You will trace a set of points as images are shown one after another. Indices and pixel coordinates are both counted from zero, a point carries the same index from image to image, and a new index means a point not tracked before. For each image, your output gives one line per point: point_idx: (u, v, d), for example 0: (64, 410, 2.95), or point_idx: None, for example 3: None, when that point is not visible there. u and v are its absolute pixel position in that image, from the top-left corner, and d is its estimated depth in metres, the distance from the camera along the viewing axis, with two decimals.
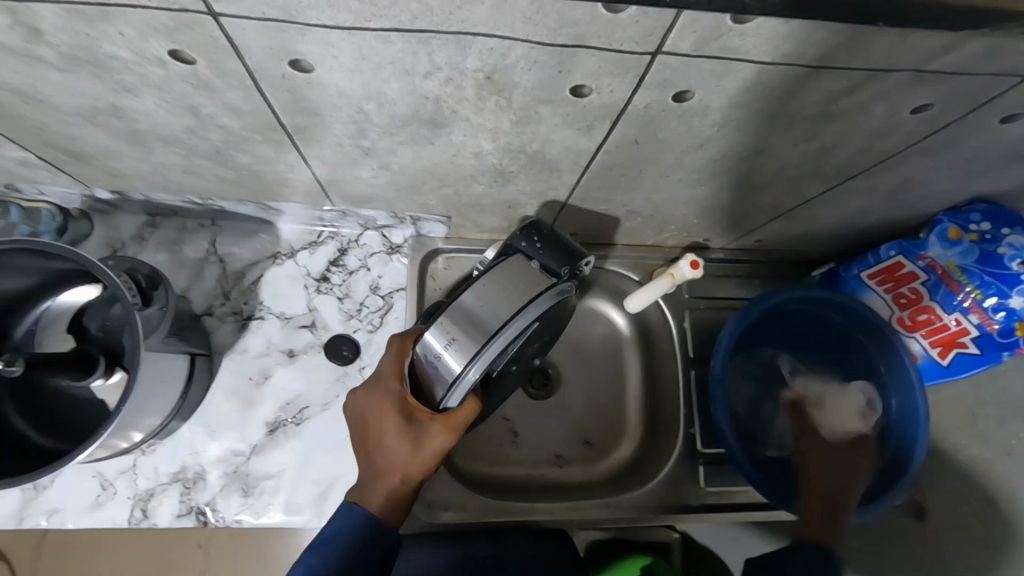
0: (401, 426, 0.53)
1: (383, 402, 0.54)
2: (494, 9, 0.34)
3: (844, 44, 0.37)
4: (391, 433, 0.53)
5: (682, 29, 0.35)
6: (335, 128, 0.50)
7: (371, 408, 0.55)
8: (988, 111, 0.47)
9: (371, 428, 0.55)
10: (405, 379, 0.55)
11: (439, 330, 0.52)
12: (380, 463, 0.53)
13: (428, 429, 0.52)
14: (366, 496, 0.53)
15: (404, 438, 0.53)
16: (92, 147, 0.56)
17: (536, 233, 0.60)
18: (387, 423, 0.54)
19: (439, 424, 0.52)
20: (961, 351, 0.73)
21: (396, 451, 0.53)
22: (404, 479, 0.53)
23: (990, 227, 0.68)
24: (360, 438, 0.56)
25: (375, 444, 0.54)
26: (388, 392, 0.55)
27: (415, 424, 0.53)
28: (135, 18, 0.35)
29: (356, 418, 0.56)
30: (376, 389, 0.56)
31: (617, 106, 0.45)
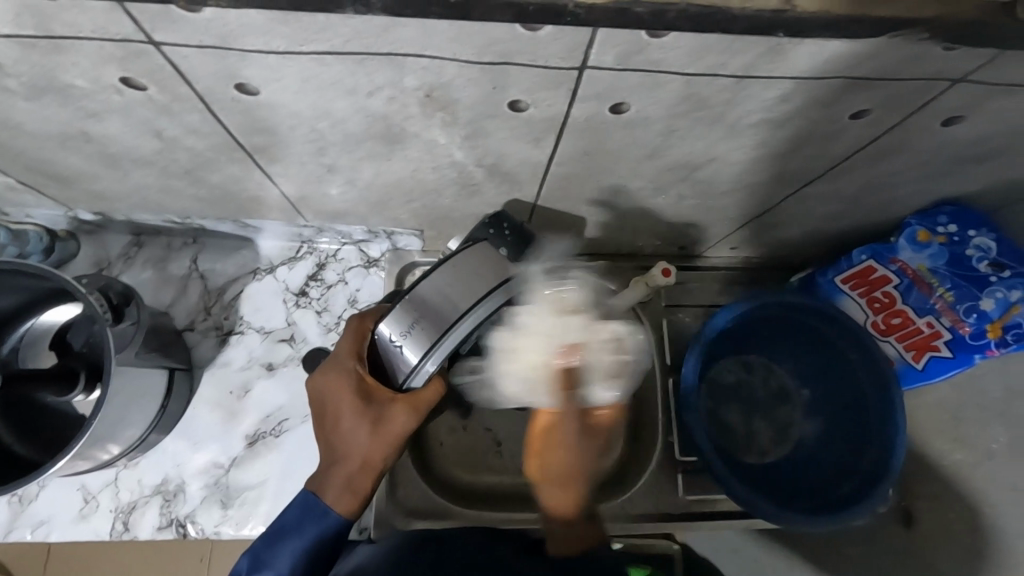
0: (360, 408, 0.57)
1: (342, 384, 0.58)
2: (419, 32, 0.36)
3: (765, 55, 0.38)
4: (350, 415, 0.57)
5: (604, 45, 0.37)
6: (295, 147, 0.52)
7: (329, 389, 0.58)
8: (927, 114, 0.47)
9: (330, 408, 0.58)
10: (362, 359, 0.59)
11: (396, 319, 0.56)
12: (342, 442, 0.58)
13: (388, 411, 0.57)
14: (327, 480, 0.57)
15: (364, 421, 0.57)
16: (70, 171, 0.58)
17: (505, 220, 0.60)
18: (346, 405, 0.57)
19: (399, 406, 0.57)
20: (933, 355, 0.70)
21: (358, 432, 0.57)
22: (364, 460, 0.58)
23: (957, 229, 0.69)
24: (321, 418, 0.59)
25: (338, 425, 0.58)
26: (346, 373, 0.58)
27: (373, 407, 0.57)
28: (84, 49, 0.37)
29: (316, 397, 0.59)
30: (334, 370, 0.59)
31: (560, 119, 0.46)
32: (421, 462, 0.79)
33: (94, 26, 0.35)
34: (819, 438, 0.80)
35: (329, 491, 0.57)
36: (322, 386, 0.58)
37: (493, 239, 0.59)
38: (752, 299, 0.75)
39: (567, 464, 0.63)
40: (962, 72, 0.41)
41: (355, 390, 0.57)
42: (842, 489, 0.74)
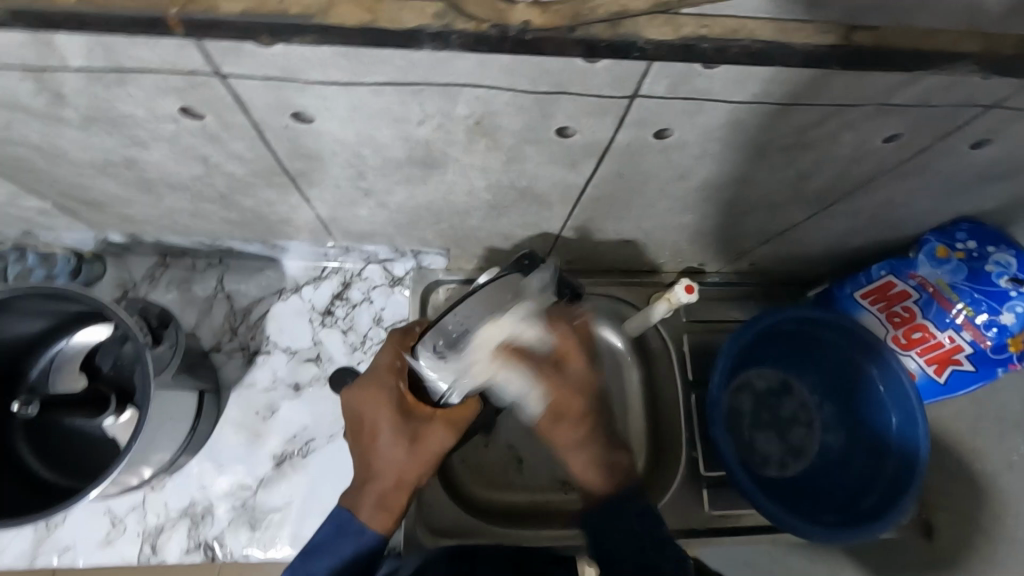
0: (400, 424, 0.56)
1: (382, 398, 0.57)
2: (478, 64, 0.37)
3: (808, 83, 0.39)
4: (389, 430, 0.56)
5: (655, 75, 0.38)
6: (335, 171, 0.53)
7: (367, 404, 0.57)
8: (957, 137, 0.49)
9: (368, 423, 0.57)
10: (401, 376, 0.58)
11: (433, 339, 0.56)
12: (375, 458, 0.57)
13: (429, 427, 0.57)
14: (359, 500, 0.56)
15: (402, 435, 0.56)
16: (107, 195, 0.59)
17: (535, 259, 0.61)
18: (386, 419, 0.57)
19: (440, 424, 0.57)
20: (956, 369, 0.72)
21: (394, 448, 0.56)
22: (399, 478, 0.56)
23: (976, 245, 0.70)
24: (358, 432, 0.58)
25: (373, 440, 0.57)
26: (385, 387, 0.57)
27: (412, 421, 0.57)
28: (150, 81, 0.38)
29: (352, 414, 0.58)
30: (371, 385, 0.58)
31: (601, 144, 0.47)
32: (446, 481, 0.79)
33: (164, 60, 0.36)
34: (841, 453, 0.80)
35: (363, 511, 0.56)
36: (360, 403, 0.58)
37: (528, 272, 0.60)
38: (770, 315, 0.76)
39: (568, 438, 0.60)
40: (994, 99, 0.43)
41: (396, 404, 0.57)
42: (864, 502, 0.74)
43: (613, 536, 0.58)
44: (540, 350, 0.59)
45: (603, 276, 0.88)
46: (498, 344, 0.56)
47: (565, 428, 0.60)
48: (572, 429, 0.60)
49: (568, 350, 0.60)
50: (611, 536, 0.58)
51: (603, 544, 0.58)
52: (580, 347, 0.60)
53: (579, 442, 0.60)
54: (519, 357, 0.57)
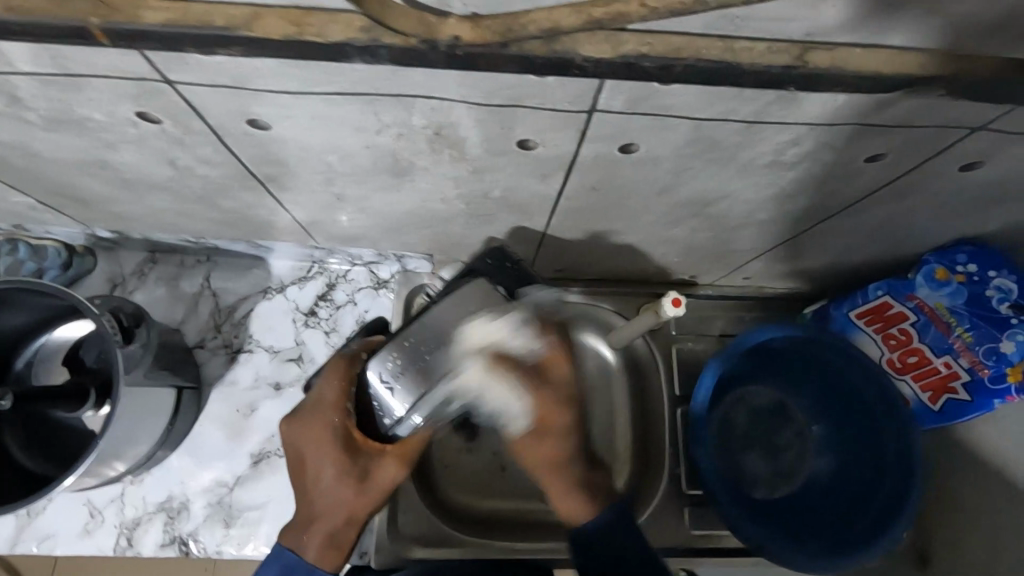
0: (345, 463, 0.51)
1: (326, 434, 0.52)
2: (428, 76, 0.36)
3: (775, 102, 0.37)
4: (335, 470, 0.51)
5: (612, 90, 0.37)
6: (305, 177, 0.52)
7: (312, 439, 0.52)
8: (947, 158, 0.46)
9: (312, 460, 0.52)
10: (348, 410, 0.52)
11: (385, 357, 0.50)
12: (321, 497, 0.52)
13: (377, 461, 0.51)
14: (303, 539, 0.52)
15: (349, 475, 0.51)
16: (87, 194, 0.59)
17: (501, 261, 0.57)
18: (331, 458, 0.51)
19: (391, 458, 0.52)
20: (951, 398, 0.68)
21: (341, 486, 0.51)
22: (349, 514, 0.52)
23: (977, 269, 0.67)
24: (305, 468, 0.54)
25: (319, 477, 0.52)
26: (331, 423, 0.51)
27: (360, 459, 0.51)
28: (102, 86, 0.38)
29: (297, 446, 0.53)
30: (317, 418, 0.52)
31: (568, 157, 0.46)
32: (426, 485, 0.78)
33: (111, 66, 0.36)
34: (833, 477, 0.77)
35: (310, 551, 0.51)
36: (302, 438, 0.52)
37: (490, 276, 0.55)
38: (757, 332, 0.73)
39: (545, 454, 0.57)
40: (981, 121, 0.40)
41: (340, 439, 0.51)
42: (855, 528, 0.71)
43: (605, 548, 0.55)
44: (528, 361, 0.55)
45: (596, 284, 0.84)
46: (479, 351, 0.52)
47: (545, 443, 0.57)
48: (555, 443, 0.57)
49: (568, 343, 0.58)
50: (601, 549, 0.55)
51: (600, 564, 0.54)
52: (564, 355, 0.57)
53: (563, 462, 0.57)
54: (507, 366, 0.53)
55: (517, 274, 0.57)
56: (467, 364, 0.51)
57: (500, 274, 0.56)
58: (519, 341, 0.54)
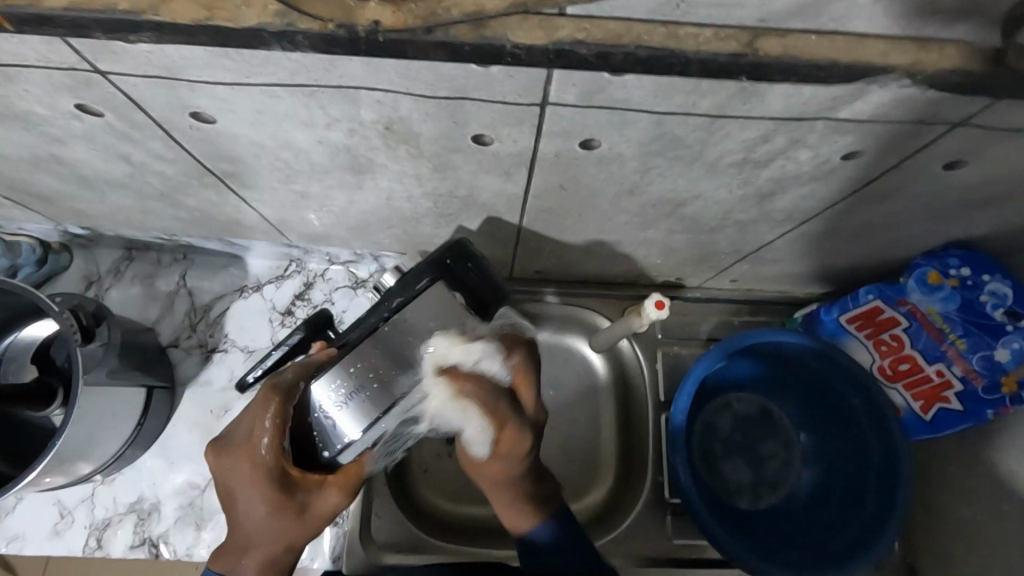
0: (281, 500, 0.46)
1: (257, 469, 0.46)
2: (366, 67, 0.34)
3: (737, 95, 0.35)
4: (267, 506, 0.46)
5: (561, 83, 0.35)
6: (262, 174, 0.50)
7: (240, 472, 0.46)
8: (929, 156, 0.44)
9: (241, 494, 0.47)
10: (282, 443, 0.45)
11: (337, 373, 0.44)
12: (254, 530, 0.47)
13: (318, 493, 0.47)
14: (239, 565, 0.49)
15: (286, 511, 0.46)
16: (50, 190, 0.59)
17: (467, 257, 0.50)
18: (262, 495, 0.46)
19: (334, 486, 0.47)
20: (943, 407, 0.66)
21: (277, 520, 0.47)
22: (289, 541, 0.48)
23: (970, 272, 0.63)
24: (235, 496, 0.48)
25: (250, 511, 0.47)
26: (261, 458, 0.45)
27: (296, 495, 0.46)
28: (35, 78, 0.37)
29: (223, 474, 0.47)
30: (245, 451, 0.46)
31: (528, 154, 0.44)
32: (401, 488, 0.76)
33: (39, 55, 0.34)
34: (815, 488, 0.75)
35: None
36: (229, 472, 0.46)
37: (453, 276, 0.49)
38: (750, 336, 0.69)
39: (494, 470, 0.56)
40: (962, 116, 0.38)
41: (274, 473, 0.46)
42: (836, 542, 0.69)
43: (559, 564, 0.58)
44: (496, 383, 0.51)
45: (582, 287, 0.81)
46: (441, 372, 0.48)
47: (495, 463, 0.55)
48: (506, 464, 0.55)
49: (523, 375, 0.53)
50: (555, 563, 0.58)
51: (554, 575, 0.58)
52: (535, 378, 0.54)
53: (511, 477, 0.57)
54: (469, 388, 0.49)
55: (479, 274, 0.50)
56: (429, 384, 0.47)
57: (459, 275, 0.49)
58: (486, 363, 0.50)
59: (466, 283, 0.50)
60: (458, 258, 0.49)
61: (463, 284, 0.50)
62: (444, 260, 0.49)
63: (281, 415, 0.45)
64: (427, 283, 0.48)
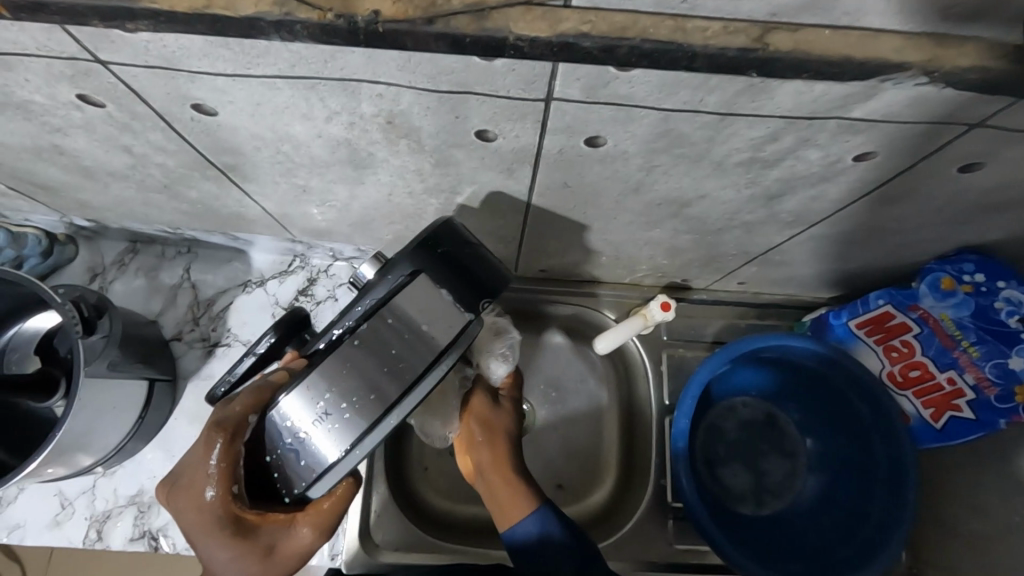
0: (240, 545, 0.41)
1: (203, 519, 0.41)
2: (367, 59, 0.33)
3: (744, 92, 0.34)
4: (225, 553, 0.41)
5: (565, 77, 0.34)
6: (263, 168, 0.50)
7: (188, 522, 0.42)
8: (941, 159, 0.43)
9: (196, 545, 0.42)
10: (233, 482, 0.41)
11: (306, 398, 0.40)
12: None
13: (285, 528, 0.42)
14: None
15: (247, 557, 0.41)
16: (54, 181, 0.59)
17: (446, 242, 0.44)
18: (216, 543, 0.41)
19: (303, 515, 0.43)
20: (954, 416, 0.64)
21: (240, 570, 0.42)
22: None
23: (985, 278, 0.62)
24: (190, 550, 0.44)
25: (209, 561, 0.42)
26: (209, 503, 0.41)
27: (259, 536, 0.42)
28: (34, 66, 0.37)
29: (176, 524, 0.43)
30: (189, 499, 0.42)
31: (530, 150, 0.43)
32: (399, 485, 0.75)
33: (38, 44, 0.34)
34: (820, 495, 0.73)
35: None
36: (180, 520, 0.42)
37: (438, 267, 0.43)
38: (758, 340, 0.68)
39: (501, 423, 0.60)
40: (979, 116, 0.37)
41: (225, 519, 0.41)
42: (839, 553, 0.68)
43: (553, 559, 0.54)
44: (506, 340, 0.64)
45: (562, 286, 0.80)
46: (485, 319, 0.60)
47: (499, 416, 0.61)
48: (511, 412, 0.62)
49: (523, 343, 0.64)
50: (547, 557, 0.55)
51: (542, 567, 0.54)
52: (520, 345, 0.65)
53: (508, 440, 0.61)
54: None
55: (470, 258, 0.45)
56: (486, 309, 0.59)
57: (447, 260, 0.44)
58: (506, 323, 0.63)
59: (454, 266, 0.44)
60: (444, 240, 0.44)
61: (454, 273, 0.43)
62: (429, 243, 0.43)
63: (229, 453, 0.41)
64: (406, 279, 0.42)
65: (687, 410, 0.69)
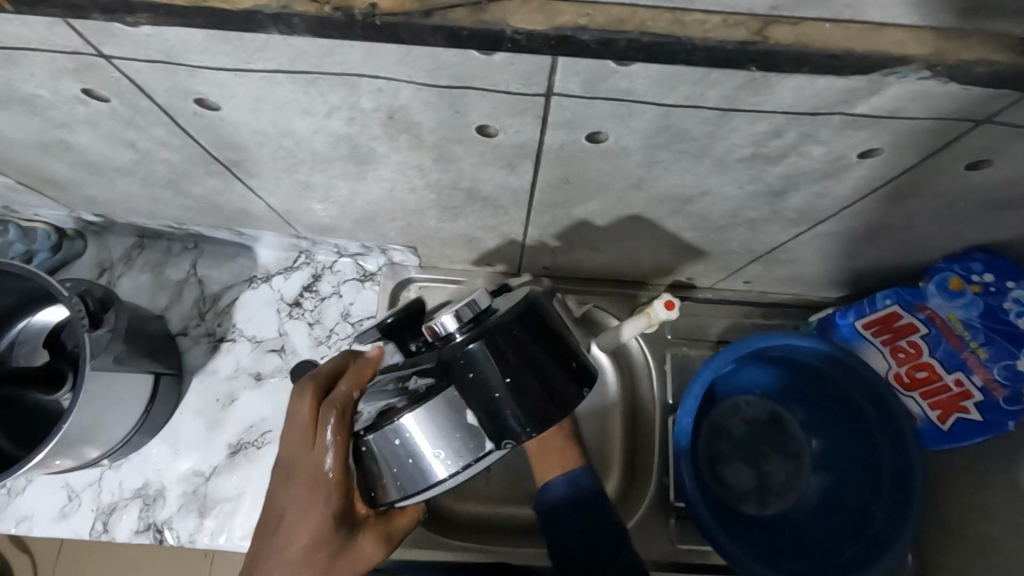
0: (331, 524, 0.47)
1: (318, 486, 0.46)
2: (366, 53, 0.33)
3: (746, 87, 0.34)
4: (316, 528, 0.46)
5: (565, 72, 0.34)
6: (266, 163, 0.50)
7: (299, 487, 0.47)
8: (947, 156, 0.42)
9: (294, 510, 0.47)
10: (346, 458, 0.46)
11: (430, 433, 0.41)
12: (291, 555, 0.47)
13: (352, 542, 0.48)
14: None
15: (327, 539, 0.47)
16: (62, 176, 0.59)
17: (519, 335, 0.41)
18: (314, 515, 0.47)
19: (369, 532, 0.49)
20: (961, 417, 0.64)
21: (313, 552, 0.46)
22: None
23: (994, 278, 0.61)
24: (278, 517, 0.48)
25: (296, 530, 0.47)
26: (323, 477, 0.46)
27: (348, 526, 0.48)
28: (38, 60, 0.37)
29: (280, 490, 0.49)
30: (306, 463, 0.46)
31: (530, 146, 0.43)
32: None
33: (42, 38, 0.35)
34: (824, 496, 0.73)
35: None
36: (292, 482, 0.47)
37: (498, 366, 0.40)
38: (763, 338, 0.68)
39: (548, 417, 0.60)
40: (985, 112, 0.36)
41: (334, 495, 0.47)
42: (845, 554, 0.68)
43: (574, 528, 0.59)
44: None
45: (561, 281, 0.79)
46: None
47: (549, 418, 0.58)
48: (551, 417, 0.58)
49: None
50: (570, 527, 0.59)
51: (554, 530, 0.60)
52: None
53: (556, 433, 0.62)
54: None
55: (553, 354, 0.43)
56: None
57: (511, 356, 0.41)
58: None
59: (539, 356, 0.42)
60: (532, 323, 0.42)
61: (521, 373, 0.41)
62: (503, 331, 0.41)
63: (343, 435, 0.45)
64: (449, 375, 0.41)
65: (691, 408, 0.68)
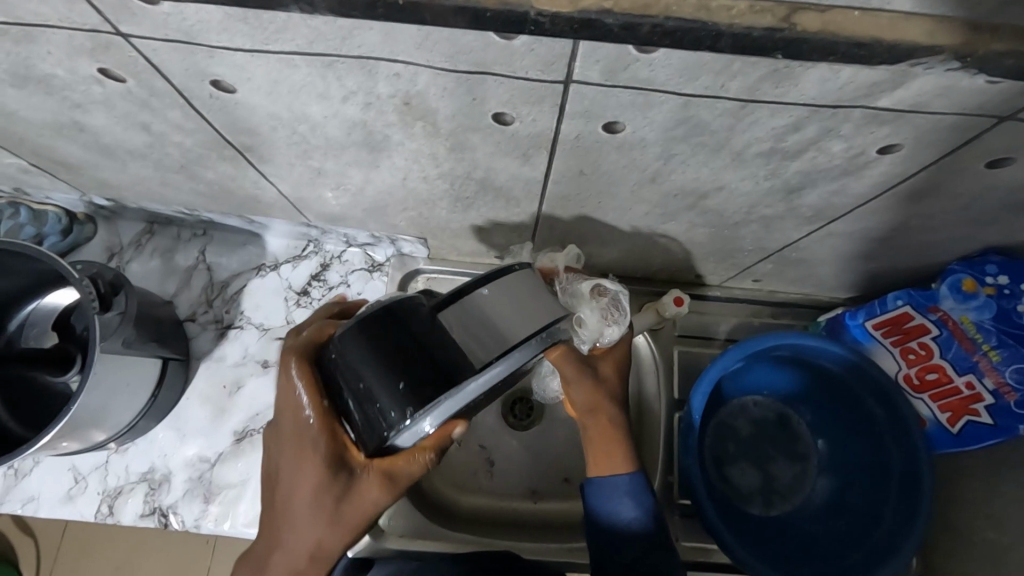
0: (326, 475, 0.45)
1: (302, 436, 0.45)
2: (385, 36, 0.33)
3: (768, 77, 0.34)
4: (313, 479, 0.45)
5: (585, 59, 0.33)
6: (280, 149, 0.50)
7: (285, 445, 0.46)
8: (968, 153, 0.42)
9: (287, 468, 0.47)
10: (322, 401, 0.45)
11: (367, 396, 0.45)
12: (298, 510, 0.46)
13: (356, 484, 0.45)
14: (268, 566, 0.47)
15: (325, 490, 0.45)
16: (75, 159, 0.59)
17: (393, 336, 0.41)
18: (306, 469, 0.45)
19: (372, 477, 0.45)
20: (972, 420, 0.62)
21: (318, 504, 0.45)
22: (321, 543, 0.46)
23: (1008, 281, 0.60)
24: (278, 481, 0.48)
25: (294, 486, 0.46)
26: (303, 427, 0.45)
27: (344, 475, 0.45)
28: (56, 37, 0.37)
29: (273, 456, 0.49)
30: (287, 417, 0.46)
31: (546, 135, 0.43)
32: None
33: (60, 15, 0.35)
34: (830, 498, 0.72)
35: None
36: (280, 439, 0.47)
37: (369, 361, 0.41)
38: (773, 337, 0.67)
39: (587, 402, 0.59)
40: (1010, 108, 0.36)
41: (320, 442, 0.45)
42: (849, 557, 0.67)
43: (617, 542, 0.55)
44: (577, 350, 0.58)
45: None
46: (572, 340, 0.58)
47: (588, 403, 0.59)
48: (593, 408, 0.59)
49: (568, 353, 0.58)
50: (612, 538, 0.55)
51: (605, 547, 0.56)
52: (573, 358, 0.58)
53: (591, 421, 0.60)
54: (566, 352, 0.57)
55: (432, 351, 0.41)
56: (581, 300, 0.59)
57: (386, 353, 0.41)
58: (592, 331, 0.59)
59: (411, 357, 0.41)
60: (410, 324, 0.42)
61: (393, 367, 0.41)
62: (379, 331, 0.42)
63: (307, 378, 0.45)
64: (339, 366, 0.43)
65: (698, 407, 0.68)
